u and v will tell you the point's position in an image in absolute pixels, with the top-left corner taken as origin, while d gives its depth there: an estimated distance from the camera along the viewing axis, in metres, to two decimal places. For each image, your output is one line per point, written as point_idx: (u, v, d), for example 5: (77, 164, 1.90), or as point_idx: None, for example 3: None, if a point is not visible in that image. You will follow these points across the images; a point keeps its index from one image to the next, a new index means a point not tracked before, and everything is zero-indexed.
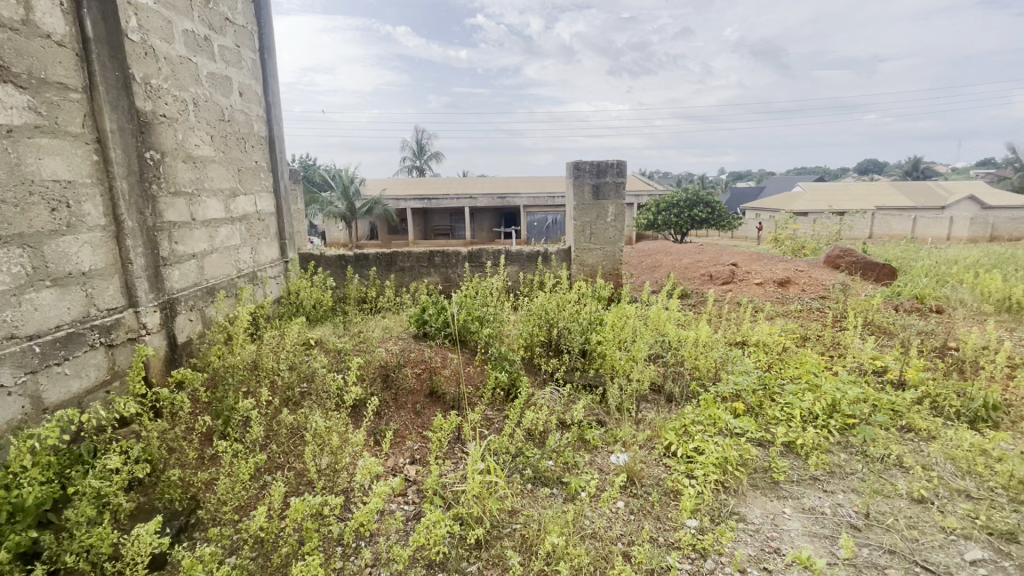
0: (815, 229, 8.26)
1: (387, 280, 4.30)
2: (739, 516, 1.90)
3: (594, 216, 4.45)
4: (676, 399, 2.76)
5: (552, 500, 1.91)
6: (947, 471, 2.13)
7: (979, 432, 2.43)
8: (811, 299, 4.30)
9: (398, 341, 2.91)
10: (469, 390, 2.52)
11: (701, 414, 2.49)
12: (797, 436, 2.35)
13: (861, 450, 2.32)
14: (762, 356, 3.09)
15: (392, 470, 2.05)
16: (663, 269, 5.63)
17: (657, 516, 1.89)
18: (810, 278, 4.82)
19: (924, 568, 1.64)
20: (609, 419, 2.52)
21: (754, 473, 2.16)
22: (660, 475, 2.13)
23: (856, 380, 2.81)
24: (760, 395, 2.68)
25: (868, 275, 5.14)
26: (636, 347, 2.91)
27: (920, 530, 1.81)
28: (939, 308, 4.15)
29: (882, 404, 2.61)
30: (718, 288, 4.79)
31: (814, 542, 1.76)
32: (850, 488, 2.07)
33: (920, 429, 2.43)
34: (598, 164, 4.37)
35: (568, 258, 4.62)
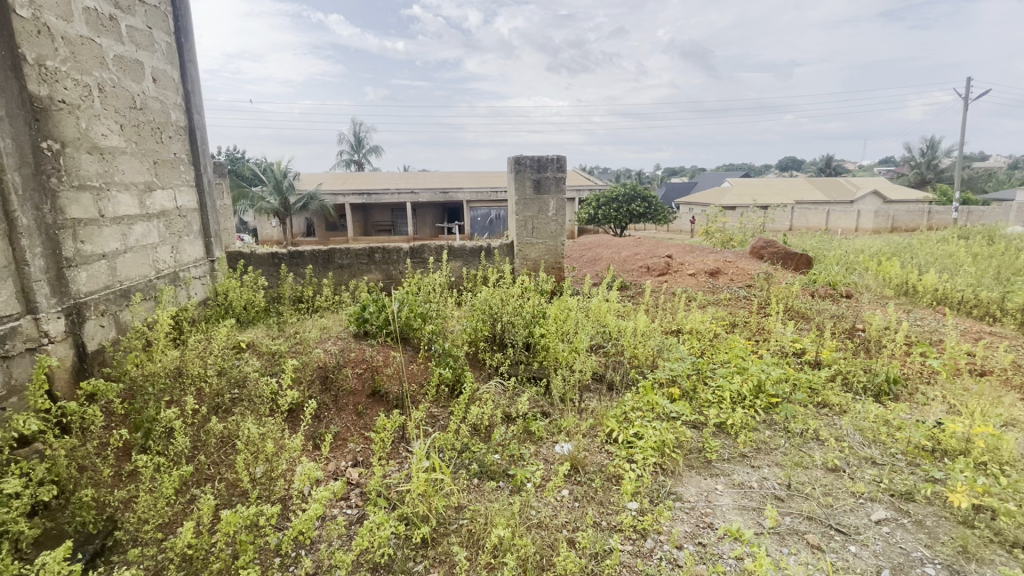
0: (742, 221, 8.81)
1: (324, 278, 4.14)
2: (676, 495, 2.00)
3: (536, 211, 4.50)
4: (617, 388, 2.85)
5: (498, 493, 1.92)
6: (856, 441, 2.35)
7: (883, 404, 2.69)
8: (739, 288, 4.57)
9: (337, 341, 2.81)
10: (412, 388, 2.48)
11: (640, 401, 2.58)
12: (728, 417, 2.50)
13: (783, 426, 2.50)
14: (695, 343, 3.25)
15: (332, 474, 1.99)
16: (603, 262, 5.78)
17: (600, 501, 1.95)
18: (738, 268, 5.12)
19: (838, 530, 1.80)
20: (553, 410, 2.56)
21: (689, 454, 2.27)
22: (602, 461, 2.19)
23: (778, 362, 3.03)
24: (694, 379, 2.83)
25: (788, 264, 5.53)
26: (577, 338, 2.99)
27: (833, 496, 1.98)
28: (848, 293, 4.54)
29: (801, 382, 2.82)
30: (654, 279, 4.99)
31: (743, 515, 1.88)
32: (774, 461, 2.23)
33: (833, 405, 2.67)
34: (538, 159, 4.43)
35: (511, 253, 4.64)
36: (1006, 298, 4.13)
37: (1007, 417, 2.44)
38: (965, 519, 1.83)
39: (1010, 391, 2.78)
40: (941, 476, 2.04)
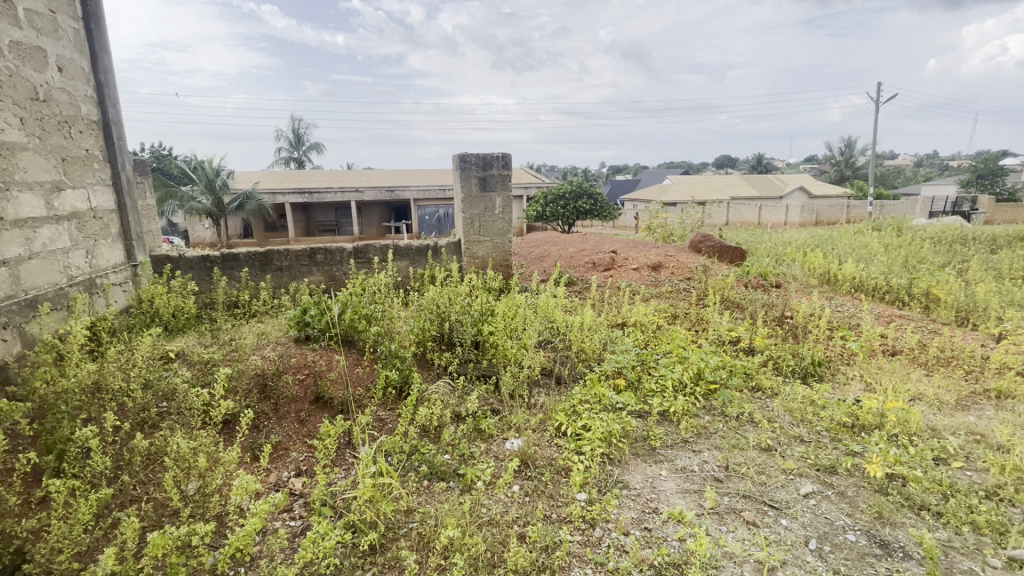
0: (682, 216, 9.18)
1: (262, 281, 3.94)
2: (622, 483, 2.06)
3: (482, 208, 4.50)
4: (565, 381, 2.90)
5: (448, 493, 1.91)
6: (787, 421, 2.51)
7: (809, 385, 2.88)
8: (679, 281, 4.76)
9: (276, 347, 2.69)
10: (358, 392, 2.42)
11: (587, 393, 2.64)
12: (670, 405, 2.60)
13: (721, 411, 2.63)
14: (639, 335, 3.36)
15: (273, 485, 1.91)
16: (551, 259, 5.85)
17: (550, 494, 1.97)
18: (678, 262, 5.33)
19: (770, 506, 1.91)
20: (503, 407, 2.57)
21: (634, 442, 2.35)
22: (551, 455, 2.22)
23: (716, 350, 3.18)
24: (639, 370, 2.92)
25: (723, 256, 5.81)
26: (526, 335, 3.01)
27: (767, 474, 2.10)
28: (778, 283, 4.83)
29: (737, 368, 2.98)
30: (600, 275, 5.10)
31: (685, 498, 1.96)
32: (714, 445, 2.35)
33: (766, 388, 2.84)
34: (484, 156, 4.42)
35: (458, 251, 4.61)
36: (911, 283, 4.55)
37: (914, 392, 2.69)
38: (880, 487, 1.99)
39: (916, 367, 3.07)
40: (860, 449, 2.22)
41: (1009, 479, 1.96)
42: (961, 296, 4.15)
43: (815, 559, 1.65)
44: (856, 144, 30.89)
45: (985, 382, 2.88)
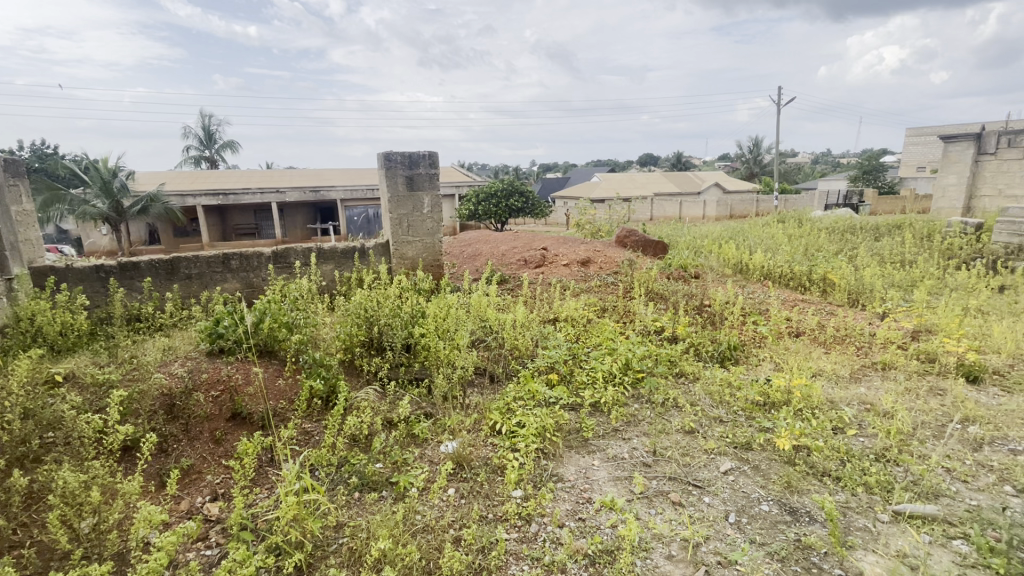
0: (609, 212, 9.53)
1: (168, 291, 3.62)
2: (557, 476, 2.09)
3: (410, 208, 4.41)
4: (499, 379, 2.90)
5: (380, 504, 1.85)
6: (707, 404, 2.66)
7: (727, 368, 3.08)
8: (607, 275, 4.91)
9: (184, 363, 2.47)
10: (279, 405, 2.28)
11: (521, 390, 2.65)
12: (601, 396, 2.67)
13: (648, 398, 2.75)
14: (570, 330, 3.43)
15: (184, 514, 1.75)
16: (482, 258, 5.83)
17: (486, 494, 1.97)
18: (606, 257, 5.50)
19: (695, 485, 2.02)
20: (436, 410, 2.53)
21: (568, 435, 2.39)
22: (487, 454, 2.22)
23: (642, 340, 3.32)
24: (570, 364, 2.99)
25: (647, 251, 6.08)
26: (458, 335, 2.98)
27: (690, 455, 2.22)
28: (697, 274, 5.12)
29: (662, 356, 3.13)
30: (531, 272, 5.16)
31: (617, 485, 2.03)
32: (642, 431, 2.45)
33: (688, 373, 3.01)
34: (409, 155, 4.34)
35: (386, 253, 4.48)
36: (811, 270, 5.00)
37: (815, 368, 2.95)
38: (789, 458, 2.17)
39: (817, 346, 3.37)
40: (770, 425, 2.40)
41: (894, 442, 2.20)
42: (852, 280, 4.62)
43: (735, 531, 1.76)
44: (762, 143, 33.53)
45: (873, 355, 3.22)
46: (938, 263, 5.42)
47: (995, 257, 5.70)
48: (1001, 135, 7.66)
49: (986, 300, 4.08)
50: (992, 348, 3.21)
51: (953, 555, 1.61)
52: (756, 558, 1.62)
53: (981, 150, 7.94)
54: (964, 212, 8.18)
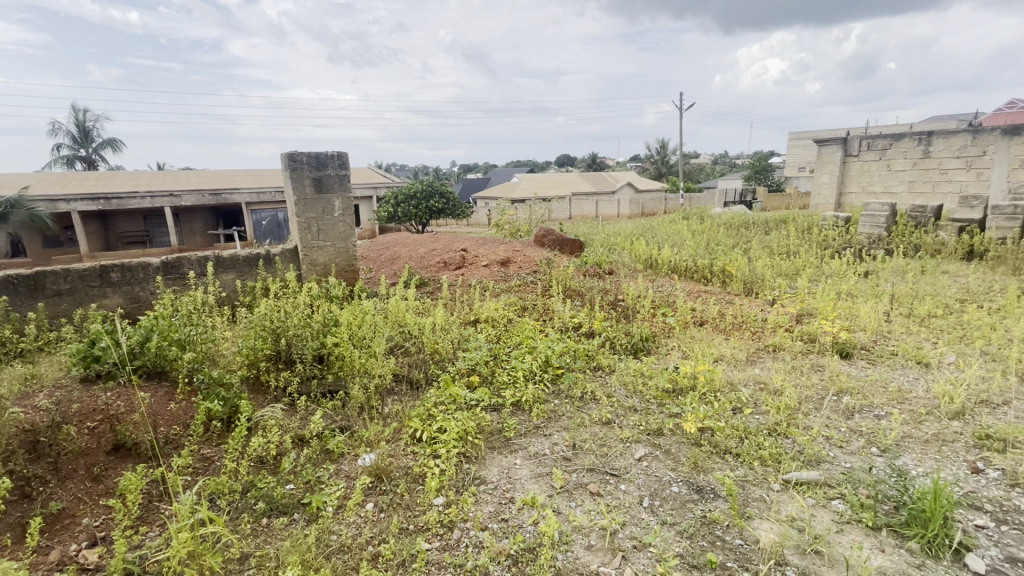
0: (527, 212, 9.70)
1: (31, 311, 3.15)
2: (480, 479, 2.08)
3: (319, 211, 4.20)
4: (419, 385, 2.84)
5: (291, 528, 1.74)
6: (622, 394, 2.79)
7: (639, 359, 3.23)
8: (527, 274, 4.99)
9: (52, 392, 2.17)
10: (171, 432, 2.07)
11: (442, 395, 2.61)
12: (522, 395, 2.70)
13: (567, 393, 2.82)
14: (491, 331, 3.43)
15: (54, 565, 1.53)
16: (400, 261, 5.68)
17: (407, 505, 1.91)
18: (525, 256, 5.58)
19: (612, 474, 2.10)
20: (353, 422, 2.43)
21: (490, 436, 2.39)
22: (407, 464, 2.16)
23: (560, 337, 3.41)
24: (491, 364, 2.99)
25: (564, 249, 6.23)
26: (374, 342, 2.87)
27: (607, 446, 2.31)
28: (611, 270, 5.34)
29: (580, 351, 3.23)
30: (451, 273, 5.10)
31: (538, 482, 2.06)
32: (562, 426, 2.50)
33: (605, 366, 3.13)
34: (317, 155, 4.13)
35: (295, 259, 4.22)
36: (712, 263, 5.40)
37: (717, 354, 3.19)
38: (696, 440, 2.32)
39: (718, 333, 3.65)
40: (678, 411, 2.56)
41: (783, 417, 2.44)
42: (747, 271, 5.04)
43: (648, 515, 1.85)
44: (667, 145, 35.81)
45: (765, 339, 3.54)
46: (816, 253, 6.09)
47: (861, 246, 6.51)
48: (863, 140, 8.75)
49: (855, 284, 4.64)
50: (860, 327, 3.66)
51: (833, 514, 1.80)
52: (668, 538, 1.72)
53: (848, 153, 9.01)
54: (836, 207, 9.24)
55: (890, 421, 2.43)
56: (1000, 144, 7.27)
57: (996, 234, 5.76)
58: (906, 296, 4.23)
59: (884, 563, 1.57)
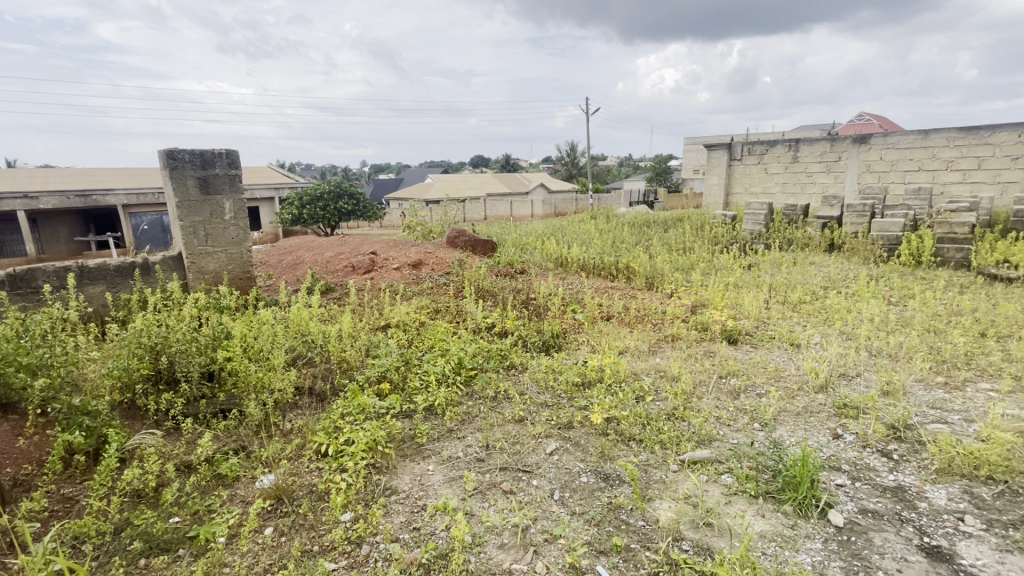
0: (440, 214, 9.59)
1: None
2: (391, 489, 2.01)
3: (206, 215, 3.85)
4: (325, 397, 2.69)
5: (175, 567, 1.57)
6: (534, 391, 2.84)
7: (550, 356, 3.32)
8: (439, 276, 4.92)
9: None
10: (20, 473, 1.80)
11: (349, 405, 2.49)
12: (434, 399, 2.66)
13: (480, 394, 2.82)
14: (402, 335, 3.34)
15: None
16: (304, 266, 5.36)
17: (310, 525, 1.81)
18: (437, 258, 5.50)
19: (524, 470, 2.14)
20: (250, 442, 2.25)
21: (401, 444, 2.33)
22: (311, 481, 2.04)
23: (473, 338, 3.40)
24: (402, 370, 2.91)
25: (476, 250, 6.22)
26: (272, 354, 2.68)
27: (520, 443, 2.34)
28: (523, 270, 5.44)
29: (493, 352, 3.25)
30: (359, 278, 4.90)
31: (451, 486, 2.04)
32: (476, 427, 2.50)
33: (517, 364, 3.18)
34: (201, 154, 3.78)
35: (179, 267, 3.83)
36: (618, 259, 5.68)
37: (622, 347, 3.37)
38: (603, 430, 2.42)
39: (623, 326, 3.85)
40: (586, 403, 2.66)
41: (680, 401, 2.62)
42: (648, 267, 5.37)
43: (559, 507, 1.90)
44: (576, 148, 37.21)
45: (665, 330, 3.80)
46: (708, 249, 6.64)
47: (744, 241, 7.20)
48: (744, 145, 9.67)
49: (740, 276, 5.13)
50: (745, 314, 4.04)
51: (723, 488, 1.97)
52: (576, 528, 1.78)
53: (732, 157, 9.92)
54: (724, 206, 10.14)
55: (769, 398, 2.71)
56: (851, 151, 8.41)
57: (850, 229, 6.65)
58: (781, 286, 4.75)
59: (764, 527, 1.75)
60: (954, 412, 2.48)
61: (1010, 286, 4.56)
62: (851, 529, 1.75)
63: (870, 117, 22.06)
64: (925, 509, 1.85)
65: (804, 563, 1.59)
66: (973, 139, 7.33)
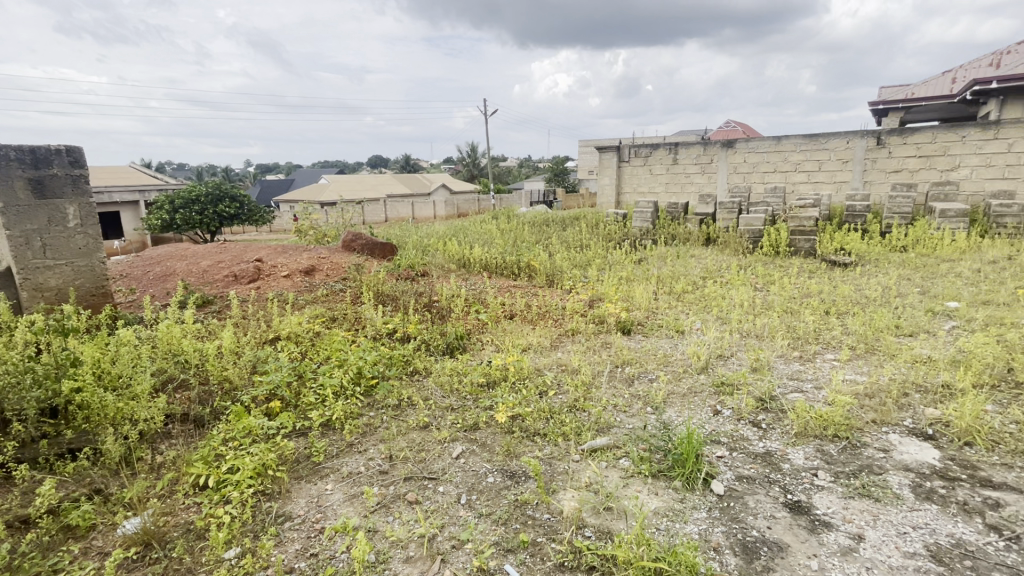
0: (334, 217, 9.12)
1: None
2: (284, 516, 1.86)
3: (42, 222, 3.29)
4: (203, 423, 2.42)
5: None
6: (438, 395, 2.79)
7: (455, 358, 3.29)
8: (335, 282, 4.66)
9: None
10: None
11: (232, 428, 2.26)
12: (332, 413, 2.50)
13: (383, 403, 2.71)
14: (294, 348, 3.11)
15: None
16: (175, 278, 4.78)
17: (187, 569, 1.62)
18: (332, 263, 5.20)
19: (430, 478, 2.09)
20: (109, 483, 1.96)
21: (295, 466, 2.16)
22: (188, 519, 1.83)
23: (373, 345, 3.26)
24: (295, 385, 2.71)
25: (375, 253, 5.98)
26: (135, 379, 2.35)
27: (425, 450, 2.28)
28: (424, 272, 5.33)
29: (395, 358, 3.13)
30: (242, 288, 4.48)
31: (352, 504, 1.93)
32: (378, 439, 2.39)
33: (420, 368, 3.10)
34: (32, 150, 3.22)
35: (9, 284, 3.22)
36: (519, 259, 5.78)
37: (525, 344, 3.44)
38: (508, 428, 2.44)
39: (526, 324, 3.93)
40: (491, 403, 2.67)
41: (580, 393, 2.74)
42: (548, 265, 5.53)
43: (466, 511, 1.88)
44: (477, 149, 37.40)
45: (565, 324, 3.94)
46: (603, 245, 7.01)
47: (634, 237, 7.72)
48: (631, 147, 10.27)
49: (631, 270, 5.47)
50: (636, 306, 4.32)
51: (621, 471, 2.08)
52: (484, 530, 1.77)
53: (620, 159, 10.51)
54: (616, 205, 10.77)
55: (659, 382, 2.92)
56: (720, 154, 9.37)
57: (722, 224, 7.40)
58: (668, 278, 5.15)
59: (657, 504, 1.87)
60: (808, 381, 2.86)
61: (846, 270, 5.37)
62: (730, 495, 1.94)
63: (735, 124, 24.68)
64: (788, 469, 2.10)
65: (692, 533, 1.73)
66: (815, 145, 8.52)
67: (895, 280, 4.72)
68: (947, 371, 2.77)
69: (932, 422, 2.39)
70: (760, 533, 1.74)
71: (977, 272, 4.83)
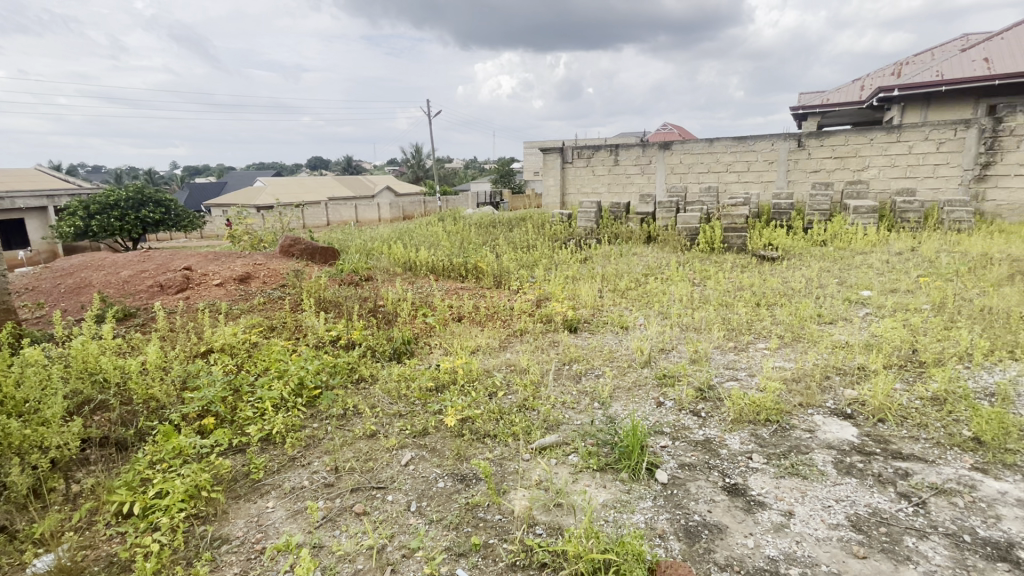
0: (271, 221, 8.71)
1: None
2: (220, 539, 1.75)
3: None
4: (127, 446, 2.25)
5: None
6: (385, 402, 2.73)
7: (402, 363, 3.22)
8: (272, 290, 4.46)
9: None
10: None
11: (160, 450, 2.11)
12: (271, 427, 2.39)
13: (327, 414, 2.61)
14: (228, 361, 2.94)
15: None
16: (91, 290, 4.39)
17: None
18: (269, 270, 4.96)
19: (378, 487, 2.03)
20: (15, 519, 1.78)
21: (232, 485, 2.04)
22: (110, 551, 1.69)
23: (315, 354, 3.14)
24: (230, 400, 2.56)
25: (315, 258, 5.76)
26: (44, 403, 2.14)
27: (372, 459, 2.22)
28: (368, 276, 5.19)
29: (338, 366, 3.03)
30: (170, 298, 4.19)
31: (296, 520, 1.85)
32: (323, 451, 2.30)
33: (366, 375, 3.02)
34: None
35: None
36: (466, 260, 5.75)
37: (474, 346, 3.43)
38: (457, 431, 2.43)
39: (474, 325, 3.92)
40: (440, 407, 2.64)
41: (529, 392, 2.76)
42: (495, 266, 5.54)
43: (416, 519, 1.85)
44: (421, 150, 36.92)
45: (513, 325, 3.96)
46: (549, 246, 7.11)
47: (578, 237, 7.88)
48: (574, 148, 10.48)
49: (577, 269, 5.59)
50: (582, 304, 4.41)
51: (570, 467, 2.11)
52: (435, 536, 1.75)
53: (564, 160, 10.69)
54: (560, 205, 10.94)
55: (605, 377, 3.00)
56: (658, 156, 9.74)
57: (661, 223, 7.69)
58: (612, 276, 5.29)
59: (605, 497, 1.92)
60: (742, 369, 3.04)
61: (774, 264, 5.73)
62: (673, 483, 2.02)
63: (671, 126, 25.69)
64: (726, 454, 2.22)
65: (638, 522, 1.79)
66: (743, 146, 9.04)
67: (817, 272, 5.09)
68: (862, 355, 3.01)
69: (850, 402, 2.59)
70: (701, 517, 1.82)
71: (886, 263, 5.29)
